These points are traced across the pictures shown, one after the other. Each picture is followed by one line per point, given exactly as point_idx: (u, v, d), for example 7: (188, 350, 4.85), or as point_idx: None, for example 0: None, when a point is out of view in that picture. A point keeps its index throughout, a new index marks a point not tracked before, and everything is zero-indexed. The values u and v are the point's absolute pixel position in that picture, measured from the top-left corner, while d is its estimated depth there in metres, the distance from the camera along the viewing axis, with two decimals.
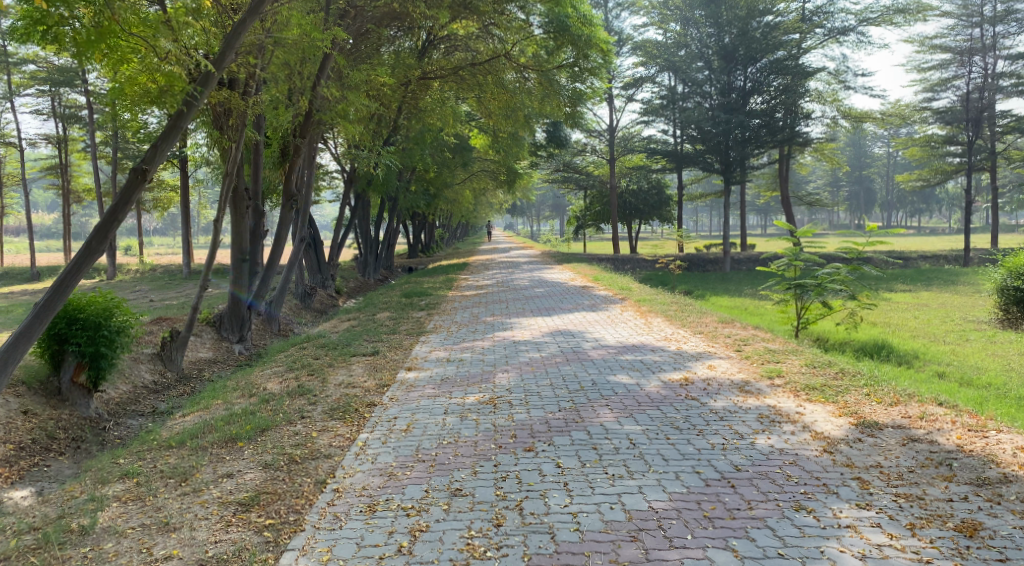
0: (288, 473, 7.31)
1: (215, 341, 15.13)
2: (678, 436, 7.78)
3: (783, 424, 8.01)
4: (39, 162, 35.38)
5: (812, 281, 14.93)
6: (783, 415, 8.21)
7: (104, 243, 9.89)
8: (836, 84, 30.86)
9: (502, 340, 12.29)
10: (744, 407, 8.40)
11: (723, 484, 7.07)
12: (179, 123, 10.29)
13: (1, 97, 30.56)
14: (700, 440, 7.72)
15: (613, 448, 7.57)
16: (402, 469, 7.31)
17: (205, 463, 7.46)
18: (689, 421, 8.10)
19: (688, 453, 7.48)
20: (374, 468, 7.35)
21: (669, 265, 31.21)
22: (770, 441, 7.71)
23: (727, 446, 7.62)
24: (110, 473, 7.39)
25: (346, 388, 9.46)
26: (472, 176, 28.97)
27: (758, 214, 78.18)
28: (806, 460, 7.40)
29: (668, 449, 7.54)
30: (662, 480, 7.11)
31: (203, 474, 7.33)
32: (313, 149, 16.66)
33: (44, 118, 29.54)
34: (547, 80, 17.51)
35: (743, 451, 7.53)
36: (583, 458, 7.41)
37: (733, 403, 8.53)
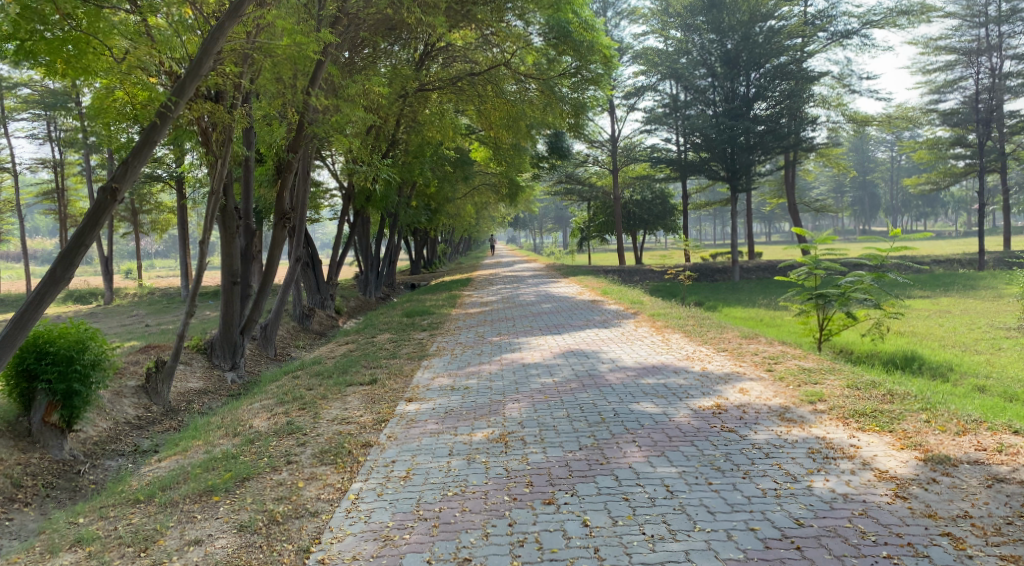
0: (267, 539, 6.38)
1: (206, 370, 14.20)
2: (721, 481, 6.86)
3: (840, 462, 7.11)
4: (37, 187, 34.56)
5: (835, 290, 13.94)
6: (836, 450, 7.29)
7: (69, 271, 9.00)
8: (840, 88, 29.95)
9: (510, 364, 11.34)
10: (791, 440, 7.47)
11: (788, 546, 6.18)
12: (152, 137, 9.30)
13: None
14: (748, 486, 6.80)
15: (647, 499, 6.64)
16: (400, 532, 6.37)
17: (171, 525, 6.55)
18: (730, 460, 7.16)
19: (736, 504, 6.58)
20: (367, 531, 6.41)
21: (678, 276, 30.33)
22: (830, 485, 6.80)
23: (780, 492, 6.71)
24: (62, 541, 6.49)
25: (338, 425, 8.51)
26: (474, 190, 28.24)
27: (763, 222, 77.19)
28: (878, 511, 6.50)
29: (712, 499, 6.64)
30: (712, 543, 6.21)
31: (167, 540, 6.42)
32: (308, 164, 15.68)
33: (39, 144, 28.76)
34: (549, 89, 16.59)
35: (801, 499, 6.63)
36: (614, 513, 6.48)
37: (776, 434, 7.60)
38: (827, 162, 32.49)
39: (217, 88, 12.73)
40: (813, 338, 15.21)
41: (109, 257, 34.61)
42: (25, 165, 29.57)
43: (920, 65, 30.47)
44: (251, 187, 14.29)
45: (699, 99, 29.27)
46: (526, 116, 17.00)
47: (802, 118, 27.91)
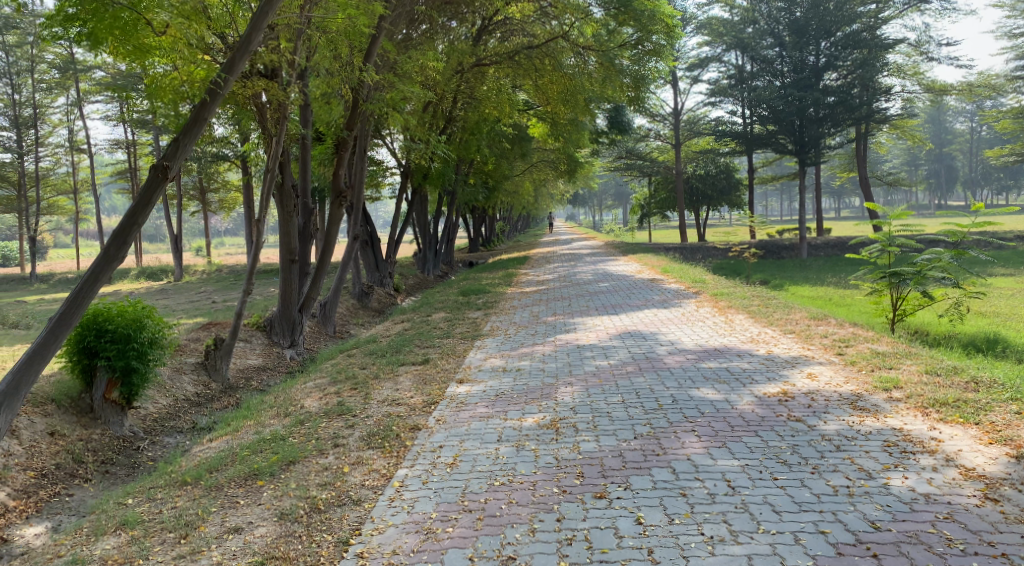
0: (308, 528, 6.22)
1: (265, 347, 14.19)
2: (788, 477, 6.49)
3: (920, 457, 6.68)
4: (109, 167, 35.28)
5: (911, 269, 13.33)
6: (916, 444, 6.86)
7: (124, 248, 8.94)
8: (917, 56, 28.77)
9: (565, 345, 11.07)
10: (864, 432, 7.05)
11: (862, 552, 5.79)
12: (202, 115, 9.18)
13: (71, 105, 30.45)
14: (817, 483, 6.41)
15: (706, 496, 6.31)
16: (444, 525, 6.15)
17: (213, 510, 6.45)
18: (797, 454, 6.78)
19: (804, 503, 6.21)
20: (409, 522, 6.21)
21: (743, 253, 29.65)
22: (907, 484, 6.38)
23: (853, 491, 6.32)
24: (107, 524, 6.46)
25: (388, 407, 8.33)
26: (533, 166, 27.92)
27: (833, 198, 75.26)
28: (965, 514, 6.07)
29: (777, 497, 6.28)
30: (777, 547, 5.85)
31: (208, 526, 6.32)
32: (367, 142, 15.45)
33: (111, 124, 29.30)
34: (608, 61, 16.09)
35: (876, 500, 6.23)
36: (670, 511, 6.17)
37: (847, 425, 7.19)
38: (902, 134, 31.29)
39: (272, 65, 12.60)
40: (886, 319, 14.60)
41: (178, 235, 35.20)
42: (97, 145, 30.16)
43: (1005, 29, 29.03)
44: (307, 164, 14.15)
45: (767, 70, 28.33)
46: (584, 90, 16.64)
47: (875, 89, 27.19)
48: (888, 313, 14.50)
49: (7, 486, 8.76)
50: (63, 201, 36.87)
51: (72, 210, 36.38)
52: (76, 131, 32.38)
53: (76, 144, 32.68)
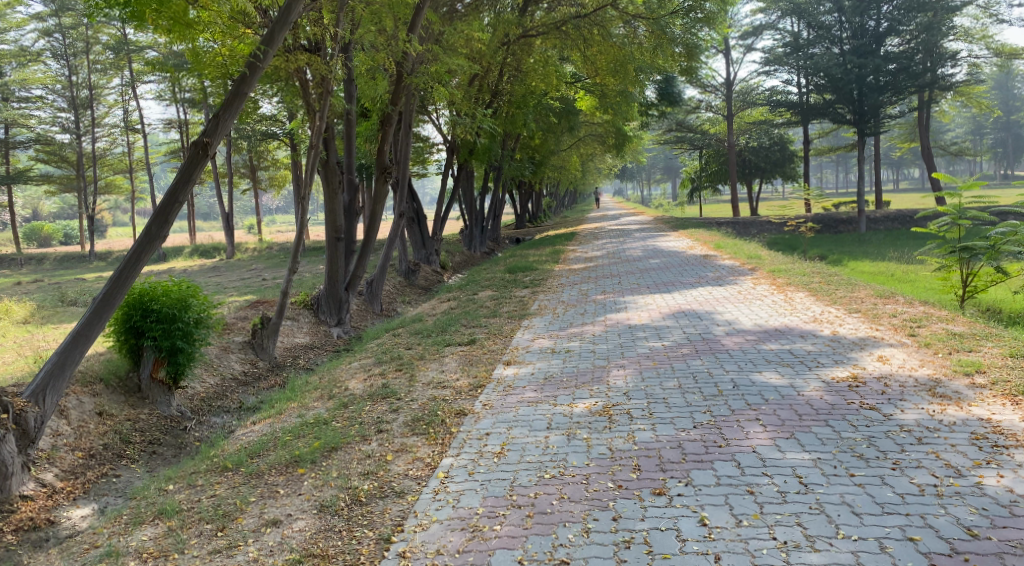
0: (347, 522, 5.98)
1: (312, 326, 14.00)
2: (866, 473, 6.05)
3: (1013, 452, 6.18)
4: (162, 146, 35.48)
5: (984, 244, 12.70)
6: (1007, 436, 6.36)
7: (165, 228, 8.74)
8: (986, 19, 27.60)
9: (616, 325, 10.67)
10: (947, 423, 6.56)
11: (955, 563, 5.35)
12: (241, 89, 8.93)
13: (124, 84, 30.57)
14: (900, 481, 5.96)
15: (777, 494, 5.91)
16: (490, 522, 5.83)
17: (252, 501, 6.24)
18: (873, 447, 6.32)
19: (886, 504, 5.77)
20: (455, 518, 5.90)
21: (799, 228, 28.85)
22: (1003, 483, 5.90)
23: (941, 491, 5.86)
24: (143, 514, 6.28)
25: (433, 390, 8.05)
26: (581, 140, 27.40)
27: (891, 169, 73.25)
28: None
29: (855, 496, 5.85)
30: (860, 556, 5.45)
31: (247, 518, 6.11)
32: (413, 118, 15.14)
33: (164, 104, 29.38)
34: (660, 29, 15.58)
35: (970, 502, 5.77)
36: (738, 512, 5.77)
37: (926, 415, 6.71)
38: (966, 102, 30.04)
39: (316, 38, 12.35)
40: (954, 296, 13.97)
41: (230, 213, 35.38)
42: (151, 125, 30.32)
43: None
44: (352, 140, 13.88)
45: (824, 37, 27.33)
46: (634, 59, 16.20)
47: (943, 55, 25.96)
48: (957, 290, 13.86)
49: (54, 466, 8.59)
50: (120, 179, 37.24)
51: (128, 189, 36.75)
52: (130, 111, 32.60)
53: (131, 124, 32.92)
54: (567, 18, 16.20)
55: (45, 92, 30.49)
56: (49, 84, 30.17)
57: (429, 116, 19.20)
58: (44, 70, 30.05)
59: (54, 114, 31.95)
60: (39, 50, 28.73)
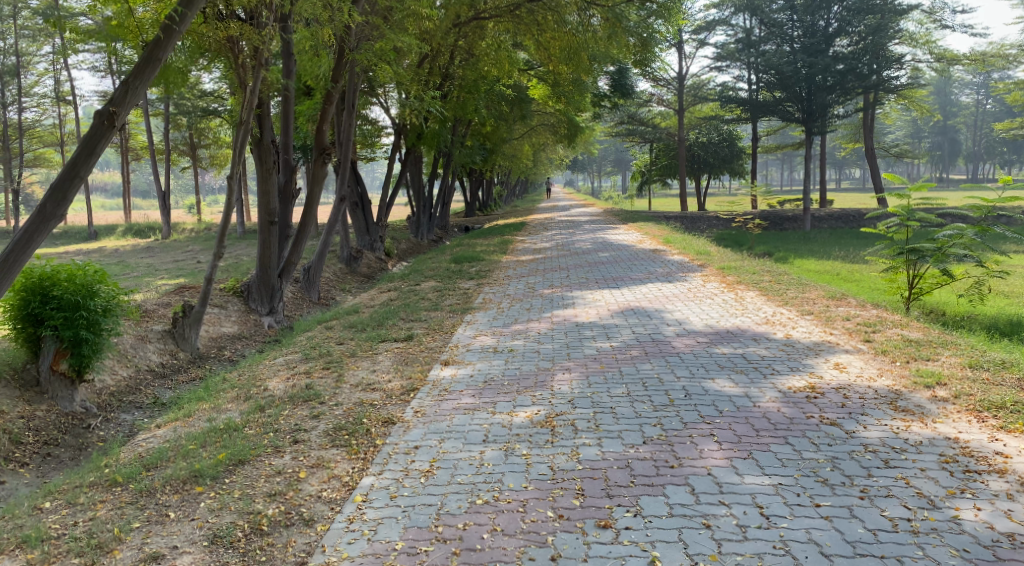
0: (243, 557, 5.33)
1: (241, 314, 13.15)
2: (832, 503, 5.55)
3: (987, 480, 5.73)
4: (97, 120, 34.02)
5: (932, 246, 12.38)
6: (978, 460, 5.92)
7: (62, 206, 7.96)
8: (930, 23, 27.62)
9: (563, 322, 10.08)
10: (914, 442, 6.11)
11: None
12: (155, 54, 8.14)
13: (55, 54, 29.10)
14: (869, 514, 5.47)
15: (735, 528, 5.37)
16: (411, 560, 5.21)
17: (137, 527, 5.56)
18: (838, 471, 5.84)
19: (854, 542, 5.27)
20: (371, 553, 5.27)
21: (747, 223, 28.64)
22: (980, 517, 5.44)
23: (914, 526, 5.38)
24: (9, 540, 5.54)
25: (362, 392, 7.38)
26: (532, 129, 26.78)
27: (835, 169, 74.05)
28: None
29: (821, 532, 5.33)
30: None
31: (127, 548, 5.42)
32: (356, 97, 14.36)
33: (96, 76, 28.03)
34: (614, 16, 14.53)
35: (947, 540, 5.28)
36: (693, 550, 5.22)
37: (891, 432, 6.25)
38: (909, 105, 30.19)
39: (250, 9, 11.68)
40: (901, 297, 13.67)
41: (167, 192, 34.06)
42: (83, 98, 28.94)
43: None
44: (290, 120, 13.08)
45: (776, 34, 26.95)
46: (588, 47, 15.43)
47: (886, 58, 25.93)
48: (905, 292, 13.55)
49: None
50: (50, 153, 35.60)
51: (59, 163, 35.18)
52: (61, 84, 31.09)
53: (62, 95, 31.42)
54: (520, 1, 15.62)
55: None
56: None
57: (378, 98, 18.45)
58: None
59: None
60: None
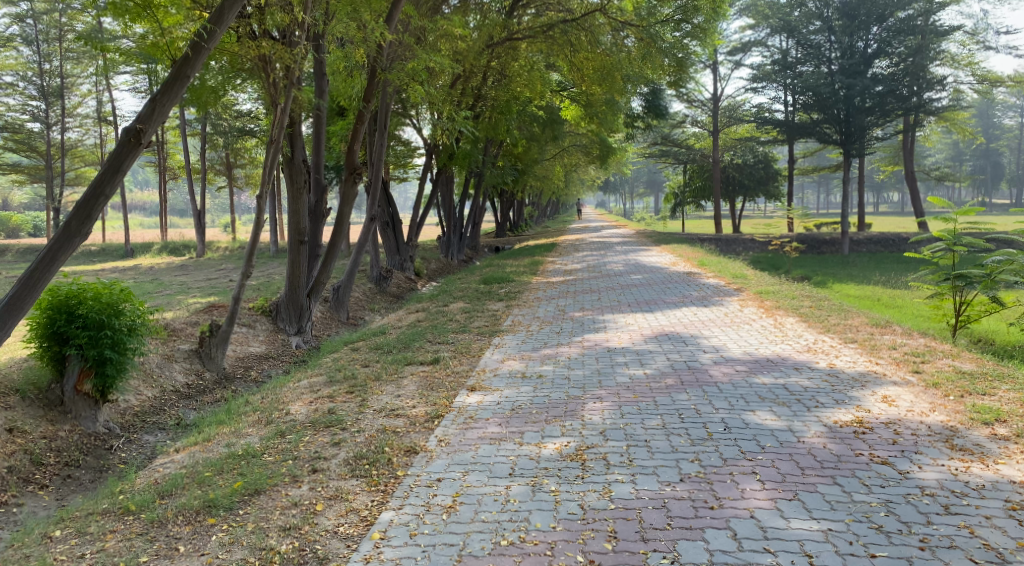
0: None
1: (269, 334, 12.95)
2: (888, 554, 5.20)
3: None
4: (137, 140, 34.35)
5: (979, 272, 11.93)
6: None
7: (87, 224, 7.79)
8: (972, 45, 27.08)
9: (594, 348, 9.76)
10: (974, 486, 5.73)
11: None
12: (183, 71, 7.97)
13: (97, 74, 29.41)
14: None
15: None
16: None
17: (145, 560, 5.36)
18: (892, 516, 5.48)
19: None
20: None
21: (783, 246, 28.14)
22: None
23: None
24: None
25: (385, 419, 7.11)
26: (564, 150, 26.54)
27: (873, 192, 73.00)
28: None
29: None
30: None
31: None
32: (388, 117, 14.18)
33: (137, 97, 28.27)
34: (650, 36, 14.70)
35: None
36: None
37: (949, 474, 5.85)
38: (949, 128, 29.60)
39: (284, 28, 11.53)
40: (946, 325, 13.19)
41: (202, 210, 34.22)
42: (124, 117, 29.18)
43: None
44: (321, 139, 12.92)
45: (813, 56, 26.52)
46: (623, 67, 15.31)
47: (926, 80, 25.32)
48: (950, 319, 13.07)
49: None
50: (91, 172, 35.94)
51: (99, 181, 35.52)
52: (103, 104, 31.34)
53: (104, 115, 31.73)
54: (554, 21, 15.42)
55: (16, 78, 29.30)
56: (21, 72, 28.98)
57: (411, 119, 18.25)
58: (17, 56, 28.87)
59: (25, 101, 30.72)
60: (10, 36, 27.49)
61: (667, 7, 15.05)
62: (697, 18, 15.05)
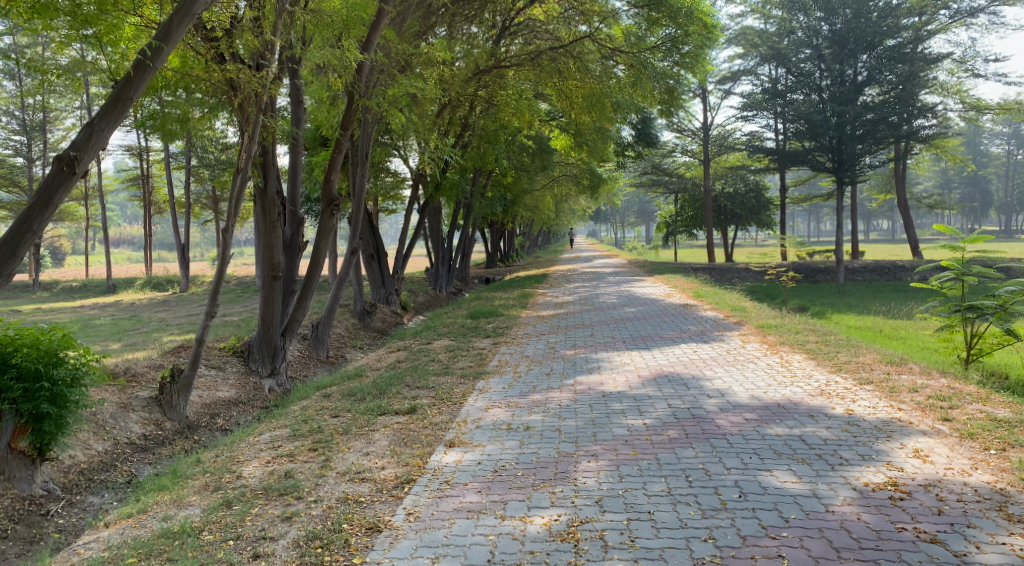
0: None
1: (240, 376, 11.73)
2: None
3: None
4: (122, 173, 33.50)
5: (992, 303, 11.08)
6: None
7: (12, 264, 6.92)
8: (961, 73, 26.61)
9: (588, 393, 8.84)
10: None
11: None
12: (126, 92, 7.09)
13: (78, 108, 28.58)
14: None
15: None
16: None
17: None
18: None
19: None
20: None
21: (780, 276, 27.41)
22: None
23: None
24: None
25: (347, 484, 6.26)
26: (554, 180, 25.74)
27: (863, 220, 72.52)
28: None
29: None
30: None
31: None
32: (371, 147, 13.26)
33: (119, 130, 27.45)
34: (639, 63, 14.06)
35: None
36: None
37: (1012, 556, 5.20)
38: (941, 154, 29.00)
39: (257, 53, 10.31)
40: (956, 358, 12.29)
41: (186, 244, 33.32)
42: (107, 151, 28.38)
43: None
44: (297, 170, 11.98)
45: (804, 83, 25.74)
46: (612, 95, 14.56)
47: (914, 107, 24.79)
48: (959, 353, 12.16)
49: None
50: (76, 207, 35.11)
51: (83, 216, 34.59)
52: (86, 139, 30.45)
53: None
54: (542, 48, 14.57)
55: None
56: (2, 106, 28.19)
57: (397, 149, 17.30)
58: None
59: (7, 136, 29.88)
60: None
61: (655, 37, 14.41)
62: (685, 46, 14.30)
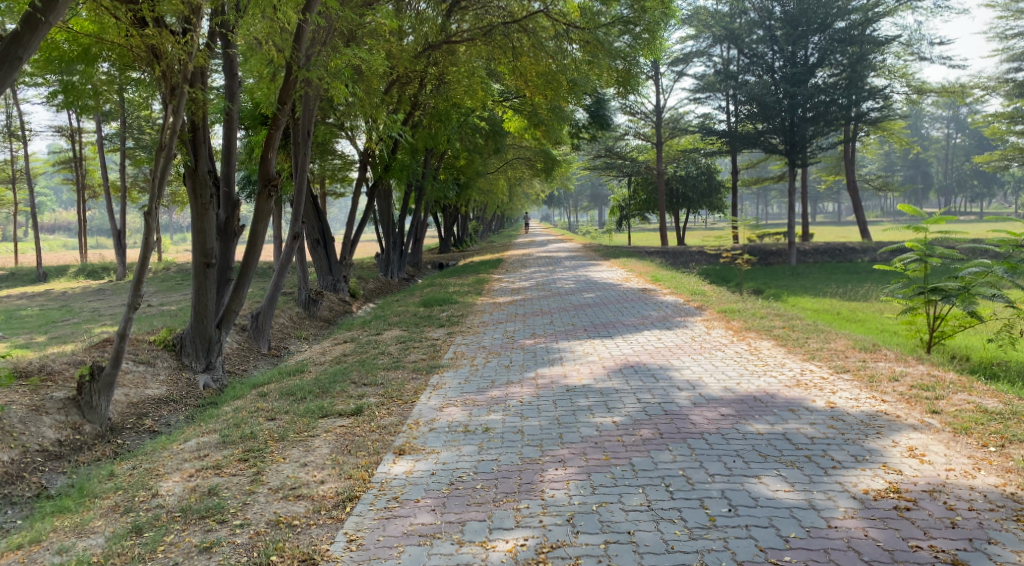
0: None
1: (171, 372, 10.79)
2: None
3: None
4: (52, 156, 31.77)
5: (955, 284, 10.47)
6: None
7: None
8: (907, 56, 26.39)
9: (550, 387, 8.15)
10: None
11: None
12: (13, 52, 6.31)
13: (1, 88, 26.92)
14: None
15: None
16: None
17: None
18: None
19: None
20: None
21: (736, 259, 26.96)
22: None
23: None
24: None
25: (280, 503, 5.67)
26: (507, 163, 24.96)
27: (811, 203, 72.81)
28: None
29: None
30: None
31: None
32: (311, 125, 12.31)
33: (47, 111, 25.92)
34: (595, 40, 13.19)
35: None
36: None
37: None
38: (888, 137, 28.84)
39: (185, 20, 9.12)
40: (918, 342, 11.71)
41: (122, 230, 31.75)
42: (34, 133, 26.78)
43: (997, 31, 27.36)
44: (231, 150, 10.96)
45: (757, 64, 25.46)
46: (567, 73, 13.87)
47: (862, 90, 24.31)
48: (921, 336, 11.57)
49: None
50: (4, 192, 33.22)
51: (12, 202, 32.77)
52: (13, 120, 28.78)
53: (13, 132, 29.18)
54: (495, 22, 13.76)
55: None
56: None
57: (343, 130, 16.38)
58: None
59: None
60: None
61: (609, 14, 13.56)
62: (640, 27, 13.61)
